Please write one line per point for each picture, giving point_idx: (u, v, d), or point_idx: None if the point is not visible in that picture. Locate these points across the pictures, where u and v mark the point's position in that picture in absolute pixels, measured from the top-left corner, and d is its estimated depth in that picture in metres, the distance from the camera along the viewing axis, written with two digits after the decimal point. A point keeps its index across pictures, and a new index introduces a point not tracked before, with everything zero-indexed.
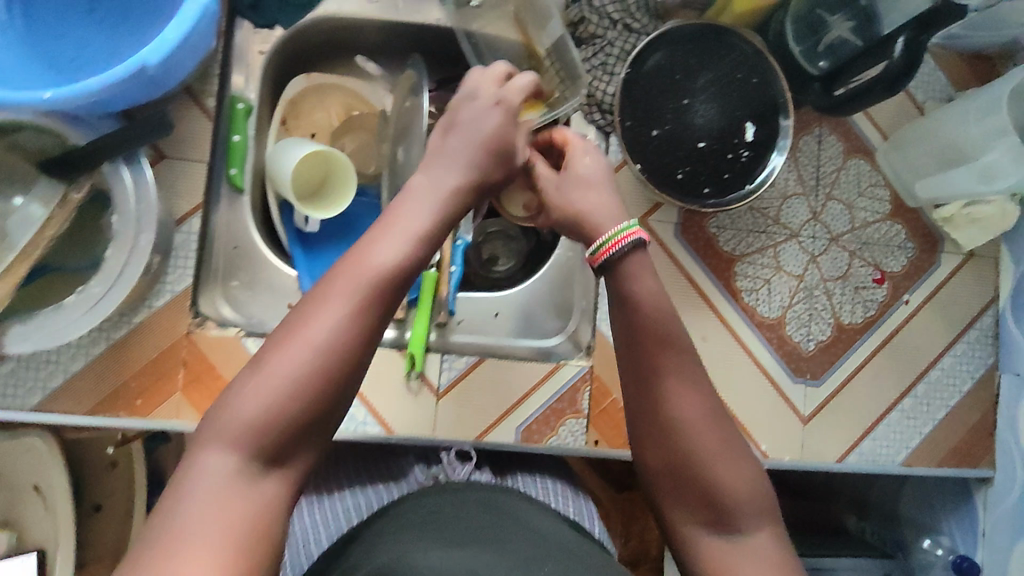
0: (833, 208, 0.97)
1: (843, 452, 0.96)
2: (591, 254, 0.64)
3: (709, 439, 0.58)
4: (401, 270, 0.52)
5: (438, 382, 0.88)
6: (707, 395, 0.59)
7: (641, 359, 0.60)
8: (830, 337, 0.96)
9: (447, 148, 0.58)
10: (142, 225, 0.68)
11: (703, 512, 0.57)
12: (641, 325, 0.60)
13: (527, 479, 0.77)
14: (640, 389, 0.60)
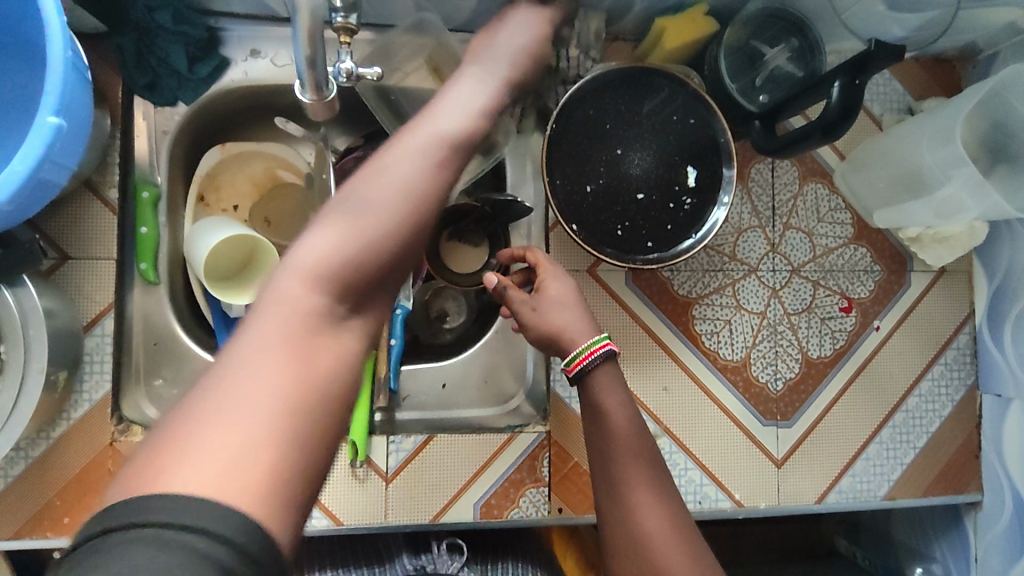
0: (793, 236, 0.91)
1: (823, 492, 0.91)
2: (567, 365, 0.66)
3: (672, 554, 0.60)
4: (385, 226, 0.44)
5: (386, 465, 0.82)
6: (671, 506, 0.62)
7: (604, 467, 0.64)
8: (798, 374, 0.91)
9: (431, 115, 0.49)
10: (32, 353, 0.63)
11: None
12: (613, 434, 0.64)
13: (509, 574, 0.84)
14: (603, 496, 0.64)
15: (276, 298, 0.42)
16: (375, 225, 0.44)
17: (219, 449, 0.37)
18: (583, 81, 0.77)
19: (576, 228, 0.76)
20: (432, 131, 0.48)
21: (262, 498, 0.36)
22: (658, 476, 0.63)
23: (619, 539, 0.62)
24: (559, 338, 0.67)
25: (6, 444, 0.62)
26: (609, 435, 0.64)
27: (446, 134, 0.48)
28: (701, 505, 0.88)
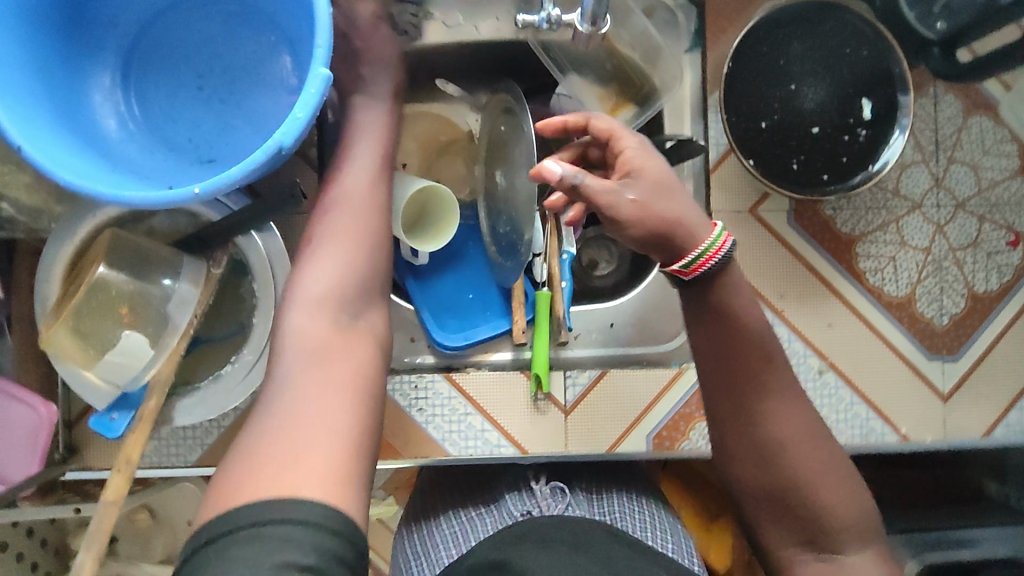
0: (957, 171, 0.91)
1: (990, 425, 0.91)
2: (684, 268, 0.60)
3: (811, 458, 0.60)
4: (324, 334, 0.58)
5: (564, 399, 0.88)
6: (806, 408, 0.62)
7: (729, 376, 0.62)
8: (964, 308, 0.91)
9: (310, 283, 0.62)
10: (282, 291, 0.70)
11: (798, 530, 0.60)
12: (737, 342, 0.62)
13: (623, 502, 0.78)
14: (732, 411, 0.62)
15: (301, 336, 0.58)
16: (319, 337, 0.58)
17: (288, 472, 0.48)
18: (756, 18, 0.78)
19: (753, 163, 0.78)
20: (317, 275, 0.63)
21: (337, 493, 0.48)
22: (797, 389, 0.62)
23: (749, 450, 0.61)
24: (675, 227, 0.59)
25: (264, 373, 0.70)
26: (741, 347, 0.62)
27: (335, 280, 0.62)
28: (868, 439, 0.89)
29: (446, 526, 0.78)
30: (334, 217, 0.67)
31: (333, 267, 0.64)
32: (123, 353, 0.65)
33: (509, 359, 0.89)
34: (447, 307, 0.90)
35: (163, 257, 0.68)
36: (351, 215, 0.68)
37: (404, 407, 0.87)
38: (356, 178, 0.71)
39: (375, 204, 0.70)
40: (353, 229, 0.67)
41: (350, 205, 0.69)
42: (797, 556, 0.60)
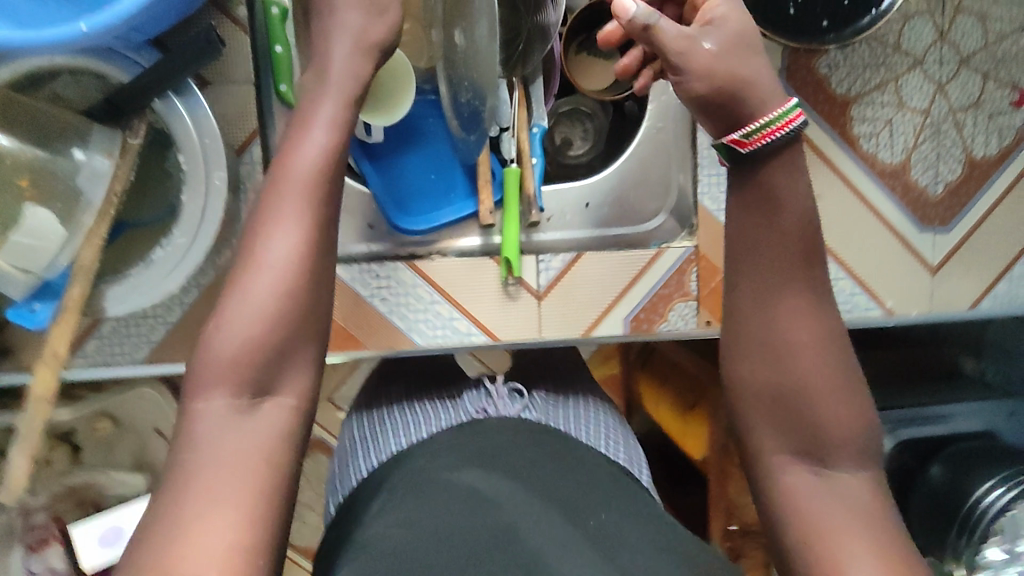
0: (963, 22, 0.82)
1: (978, 297, 0.88)
2: (745, 138, 0.45)
3: (820, 362, 0.45)
4: (261, 337, 0.43)
5: (537, 283, 0.83)
6: (830, 312, 0.46)
7: (754, 259, 0.45)
8: (960, 176, 0.85)
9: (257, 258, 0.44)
10: (212, 162, 0.62)
11: (791, 437, 0.45)
12: (776, 226, 0.45)
13: (580, 414, 0.67)
14: (744, 300, 0.46)
15: (233, 334, 0.43)
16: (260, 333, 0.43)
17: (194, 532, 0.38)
18: None
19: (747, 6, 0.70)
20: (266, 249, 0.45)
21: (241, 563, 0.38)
22: (820, 282, 0.45)
23: (747, 342, 0.46)
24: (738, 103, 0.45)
25: (200, 256, 0.63)
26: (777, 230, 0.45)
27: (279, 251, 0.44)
28: (851, 314, 0.86)
29: (393, 419, 0.65)
30: (253, 266, 0.44)
31: (242, 328, 0.43)
32: (35, 234, 0.56)
33: (478, 245, 0.84)
34: (408, 189, 0.82)
35: (67, 125, 0.58)
36: (267, 263, 0.44)
37: (366, 297, 0.81)
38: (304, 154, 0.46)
39: (301, 256, 0.44)
40: (265, 290, 0.43)
41: (276, 242, 0.44)
42: (781, 464, 0.45)
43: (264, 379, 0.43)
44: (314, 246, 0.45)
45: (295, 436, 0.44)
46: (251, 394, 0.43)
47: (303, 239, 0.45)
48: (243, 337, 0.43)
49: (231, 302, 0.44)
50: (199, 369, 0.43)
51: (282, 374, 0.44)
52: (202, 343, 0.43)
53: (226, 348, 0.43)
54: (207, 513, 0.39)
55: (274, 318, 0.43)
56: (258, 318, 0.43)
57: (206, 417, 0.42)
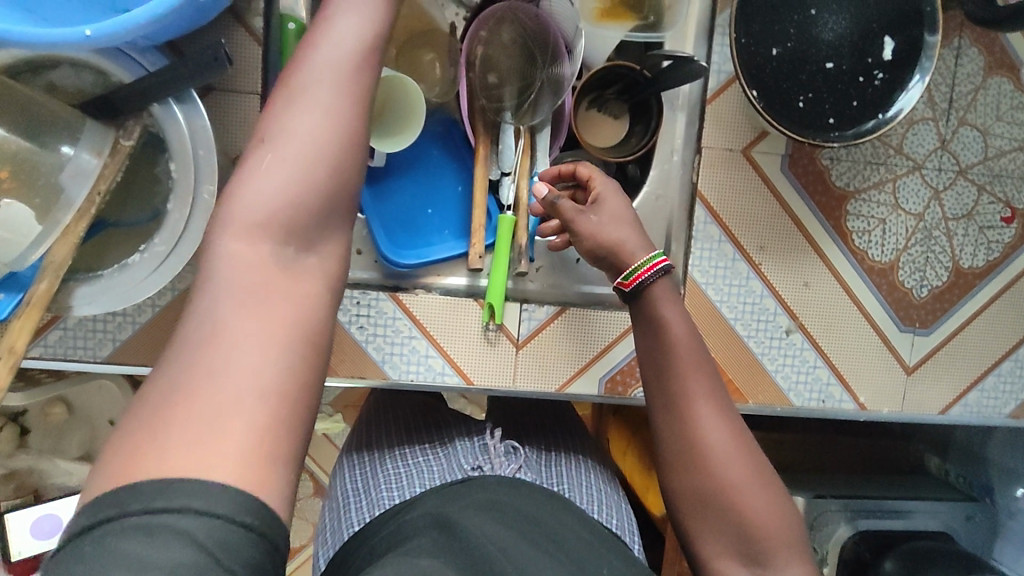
0: (965, 134, 0.84)
1: (948, 403, 0.89)
2: (625, 280, 0.58)
3: (738, 466, 0.52)
4: (294, 199, 0.40)
5: (517, 332, 0.82)
6: (735, 417, 0.54)
7: (664, 382, 0.55)
8: (946, 282, 0.86)
9: (292, 112, 0.41)
10: (203, 175, 0.61)
11: (732, 544, 0.52)
12: (668, 343, 0.55)
13: (573, 471, 0.70)
14: (661, 415, 0.55)
15: (262, 188, 0.39)
16: (303, 191, 0.40)
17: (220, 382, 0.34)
18: None
19: (757, 95, 0.69)
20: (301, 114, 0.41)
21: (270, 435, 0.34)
22: (721, 389, 0.55)
23: (676, 461, 0.54)
24: (617, 251, 0.61)
25: (179, 266, 0.62)
26: (671, 354, 0.55)
27: (311, 125, 0.41)
28: (824, 405, 0.86)
29: (390, 466, 0.68)
30: (279, 131, 0.41)
31: (274, 193, 0.39)
32: (4, 225, 0.54)
33: (463, 285, 0.83)
34: (401, 219, 0.82)
35: (59, 118, 0.57)
36: (302, 131, 0.40)
37: (344, 323, 0.79)
38: (339, 37, 0.43)
39: (333, 137, 0.41)
40: (297, 165, 0.40)
41: (308, 112, 0.41)
42: (730, 572, 0.52)
43: (298, 248, 0.40)
44: (345, 119, 0.41)
45: (327, 286, 0.40)
46: (283, 251, 0.39)
47: (335, 121, 0.41)
48: (276, 206, 0.39)
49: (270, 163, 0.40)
50: (223, 226, 0.39)
51: (319, 238, 0.40)
52: (232, 189, 0.40)
53: (261, 202, 0.39)
54: (230, 362, 0.35)
55: (311, 188, 0.40)
56: (301, 163, 0.40)
57: (233, 271, 0.38)
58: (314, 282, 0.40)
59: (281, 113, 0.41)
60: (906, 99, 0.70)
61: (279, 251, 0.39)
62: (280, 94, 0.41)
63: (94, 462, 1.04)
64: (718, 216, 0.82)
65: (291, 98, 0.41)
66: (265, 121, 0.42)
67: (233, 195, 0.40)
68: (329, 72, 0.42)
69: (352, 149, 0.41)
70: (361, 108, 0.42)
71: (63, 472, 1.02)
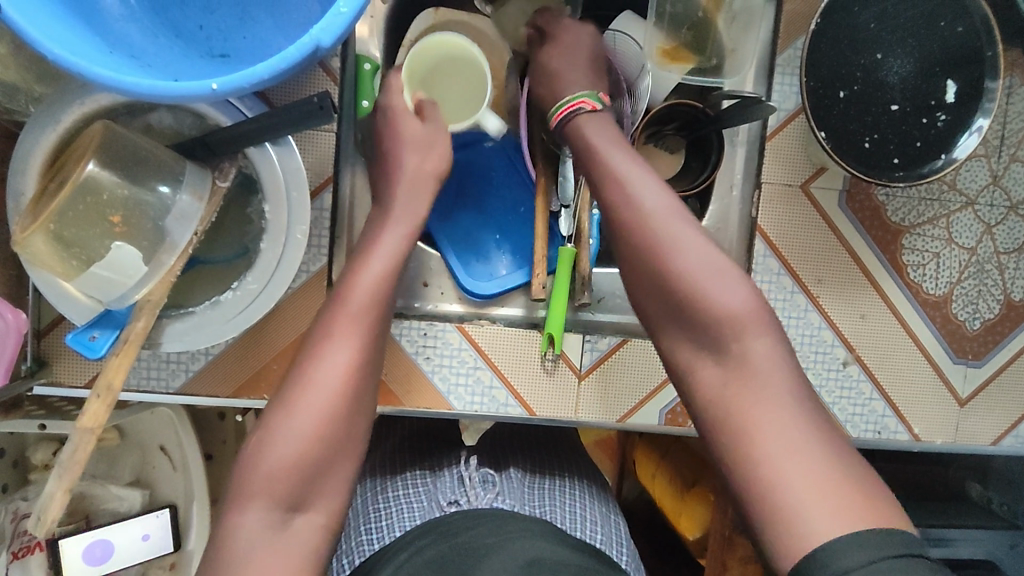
0: (1016, 170, 0.86)
1: (1000, 434, 0.90)
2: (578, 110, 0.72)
3: (694, 270, 0.60)
4: (310, 453, 0.54)
5: (580, 363, 0.83)
6: (695, 231, 0.62)
7: (618, 215, 0.64)
8: (997, 315, 0.88)
9: (319, 375, 0.56)
10: (296, 215, 0.62)
11: (700, 341, 0.59)
12: (616, 179, 0.65)
13: (556, 499, 0.84)
14: (622, 246, 0.64)
15: (274, 452, 0.54)
16: (314, 422, 0.55)
17: None
18: None
19: (824, 137, 0.72)
20: (328, 374, 0.56)
21: None
22: (675, 213, 0.63)
23: (642, 274, 0.62)
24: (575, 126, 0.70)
25: (268, 303, 0.63)
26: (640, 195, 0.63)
27: (333, 387, 0.56)
28: (879, 436, 0.88)
29: (386, 504, 0.81)
30: (308, 386, 0.56)
31: (292, 442, 0.54)
32: (114, 267, 0.56)
33: (519, 316, 0.84)
34: (468, 248, 0.84)
35: (161, 161, 0.58)
36: (327, 381, 0.56)
37: (411, 353, 0.80)
38: (367, 283, 0.61)
39: (351, 373, 0.57)
40: (316, 404, 0.55)
41: (329, 368, 0.57)
42: (700, 366, 0.59)
43: (306, 489, 0.54)
44: (361, 354, 0.58)
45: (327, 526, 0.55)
46: (287, 507, 0.53)
47: (353, 361, 0.58)
48: (290, 456, 0.54)
49: (288, 412, 0.55)
50: (242, 489, 0.54)
51: (320, 484, 0.55)
52: (254, 453, 0.54)
53: (283, 450, 0.54)
54: None
55: (326, 432, 0.55)
56: (311, 417, 0.55)
57: (252, 528, 0.52)
58: (317, 516, 0.55)
59: (310, 371, 0.57)
60: (967, 140, 0.72)
61: (286, 506, 0.53)
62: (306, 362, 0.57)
63: (144, 487, 1.05)
64: (777, 249, 0.83)
65: (328, 343, 0.58)
66: (292, 381, 0.57)
67: (259, 452, 0.54)
68: (355, 317, 0.59)
69: (355, 407, 0.57)
70: (371, 347, 0.59)
71: (116, 496, 1.03)
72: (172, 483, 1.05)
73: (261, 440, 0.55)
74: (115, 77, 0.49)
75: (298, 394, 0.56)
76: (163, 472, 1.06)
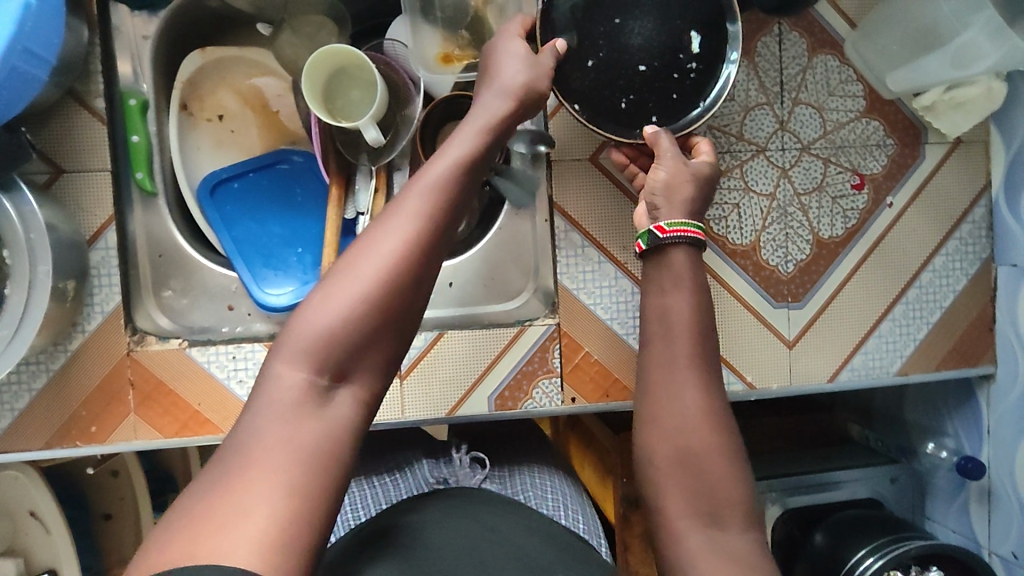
0: (802, 112, 0.89)
1: (836, 369, 0.91)
2: (666, 226, 0.69)
3: (702, 436, 0.60)
4: (356, 320, 0.53)
5: (399, 362, 0.83)
6: (715, 389, 0.62)
7: (660, 349, 0.64)
8: (809, 255, 0.90)
9: (378, 237, 0.55)
10: (37, 254, 0.63)
11: (696, 508, 0.57)
12: (669, 315, 0.66)
13: (539, 482, 0.88)
14: (656, 373, 0.64)
15: (316, 310, 0.53)
16: (360, 288, 0.53)
17: (265, 470, 0.47)
18: None
19: (579, 109, 0.75)
20: (389, 241, 0.55)
21: (288, 528, 0.45)
22: (707, 360, 0.64)
23: (655, 412, 0.62)
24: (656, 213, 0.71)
25: (22, 350, 0.63)
26: (670, 335, 0.65)
27: (392, 254, 0.54)
28: None
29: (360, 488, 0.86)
30: (368, 254, 0.54)
31: (334, 308, 0.52)
32: None
33: None
34: (271, 264, 0.84)
35: None
36: (384, 251, 0.54)
37: (222, 379, 0.79)
38: (448, 161, 0.59)
39: (421, 241, 0.55)
40: (367, 270, 0.53)
41: (389, 235, 0.55)
42: (686, 534, 0.56)
43: (344, 367, 0.52)
44: (430, 233, 0.56)
45: (355, 414, 0.53)
46: (330, 380, 0.52)
47: (425, 225, 0.56)
48: (341, 316, 0.52)
49: (337, 277, 0.54)
50: (285, 342, 0.52)
51: (357, 366, 0.53)
52: (296, 315, 0.53)
53: (333, 312, 0.52)
54: (259, 468, 0.47)
55: (371, 301, 0.53)
56: (366, 286, 0.53)
57: (280, 389, 0.51)
58: (350, 403, 0.53)
59: (372, 239, 0.55)
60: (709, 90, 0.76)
61: (328, 378, 0.52)
62: (371, 229, 0.55)
63: (17, 556, 1.03)
64: (577, 223, 0.85)
65: (386, 216, 0.56)
66: (345, 254, 0.56)
67: (304, 314, 0.53)
68: (420, 197, 0.56)
69: (416, 274, 0.55)
70: (449, 204, 0.57)
71: None
72: (45, 548, 1.03)
73: (308, 301, 0.54)
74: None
75: (357, 252, 0.54)
76: (36, 537, 1.04)
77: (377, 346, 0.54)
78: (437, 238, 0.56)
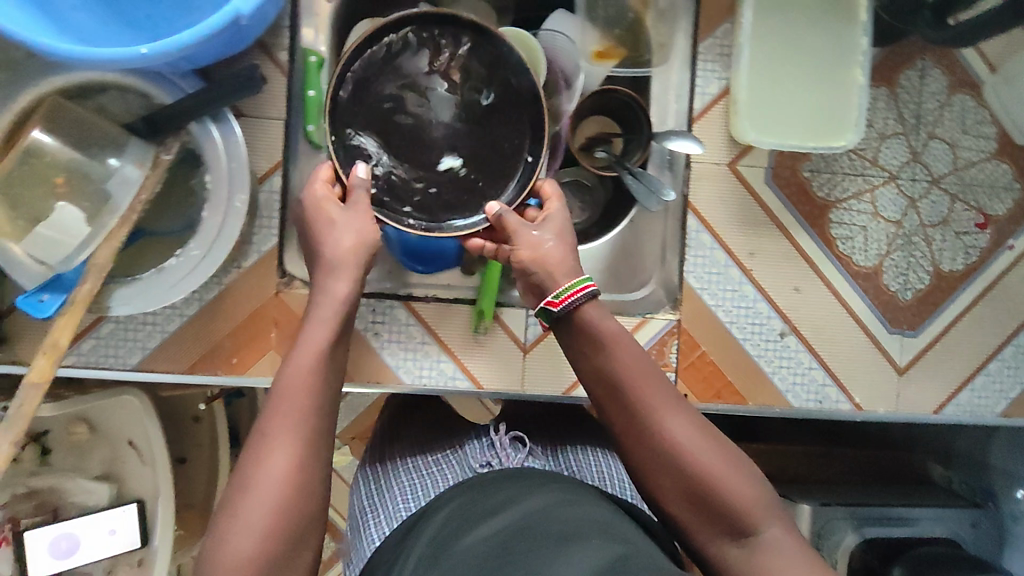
0: (935, 147, 0.91)
1: (941, 402, 0.92)
2: (556, 297, 0.63)
3: (710, 454, 0.58)
4: (266, 544, 0.53)
5: (524, 336, 0.86)
6: (692, 413, 0.61)
7: (626, 406, 0.61)
8: (928, 286, 0.91)
9: (245, 464, 0.55)
10: (236, 184, 0.67)
11: (722, 527, 0.57)
12: (620, 369, 0.62)
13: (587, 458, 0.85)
14: (629, 426, 0.61)
15: (231, 542, 0.52)
16: (259, 516, 0.53)
17: None
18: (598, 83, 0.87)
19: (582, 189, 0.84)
20: (270, 462, 0.55)
21: None
22: (669, 391, 0.61)
23: (645, 463, 0.60)
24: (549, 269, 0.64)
25: (212, 266, 0.67)
26: (626, 392, 0.61)
27: (270, 469, 0.54)
28: (821, 405, 0.90)
29: (403, 476, 0.81)
30: (260, 475, 0.54)
31: (240, 539, 0.52)
32: (57, 228, 0.60)
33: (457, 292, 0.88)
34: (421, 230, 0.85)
35: (106, 134, 0.64)
36: (275, 468, 0.54)
37: (362, 330, 0.84)
38: (302, 354, 0.59)
39: (299, 444, 0.56)
40: (262, 495, 0.54)
41: (267, 457, 0.55)
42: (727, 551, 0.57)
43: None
44: (309, 415, 0.57)
45: None
46: None
47: (301, 428, 0.56)
48: (252, 546, 0.52)
49: (239, 496, 0.54)
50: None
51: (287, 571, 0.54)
52: (211, 550, 0.53)
53: (241, 538, 0.53)
54: None
55: (269, 527, 0.53)
56: (268, 503, 0.53)
57: None
58: None
59: (253, 466, 0.55)
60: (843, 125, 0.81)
61: None
62: (250, 451, 0.55)
63: (111, 482, 1.06)
64: (709, 224, 0.88)
65: (261, 431, 0.56)
66: (235, 485, 0.55)
67: (214, 554, 0.53)
68: (289, 399, 0.57)
69: (303, 472, 0.55)
70: (315, 394, 0.58)
71: (83, 490, 1.04)
72: (139, 477, 1.07)
73: (209, 546, 0.54)
74: (51, 44, 0.53)
75: (245, 491, 0.54)
76: (131, 467, 1.07)
77: (295, 551, 0.55)
78: (318, 430, 0.57)
